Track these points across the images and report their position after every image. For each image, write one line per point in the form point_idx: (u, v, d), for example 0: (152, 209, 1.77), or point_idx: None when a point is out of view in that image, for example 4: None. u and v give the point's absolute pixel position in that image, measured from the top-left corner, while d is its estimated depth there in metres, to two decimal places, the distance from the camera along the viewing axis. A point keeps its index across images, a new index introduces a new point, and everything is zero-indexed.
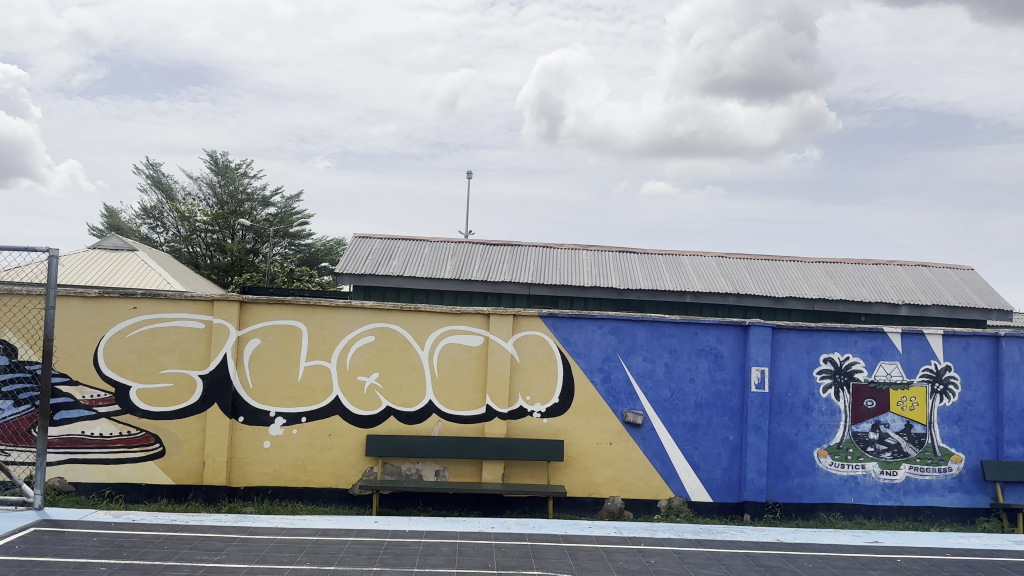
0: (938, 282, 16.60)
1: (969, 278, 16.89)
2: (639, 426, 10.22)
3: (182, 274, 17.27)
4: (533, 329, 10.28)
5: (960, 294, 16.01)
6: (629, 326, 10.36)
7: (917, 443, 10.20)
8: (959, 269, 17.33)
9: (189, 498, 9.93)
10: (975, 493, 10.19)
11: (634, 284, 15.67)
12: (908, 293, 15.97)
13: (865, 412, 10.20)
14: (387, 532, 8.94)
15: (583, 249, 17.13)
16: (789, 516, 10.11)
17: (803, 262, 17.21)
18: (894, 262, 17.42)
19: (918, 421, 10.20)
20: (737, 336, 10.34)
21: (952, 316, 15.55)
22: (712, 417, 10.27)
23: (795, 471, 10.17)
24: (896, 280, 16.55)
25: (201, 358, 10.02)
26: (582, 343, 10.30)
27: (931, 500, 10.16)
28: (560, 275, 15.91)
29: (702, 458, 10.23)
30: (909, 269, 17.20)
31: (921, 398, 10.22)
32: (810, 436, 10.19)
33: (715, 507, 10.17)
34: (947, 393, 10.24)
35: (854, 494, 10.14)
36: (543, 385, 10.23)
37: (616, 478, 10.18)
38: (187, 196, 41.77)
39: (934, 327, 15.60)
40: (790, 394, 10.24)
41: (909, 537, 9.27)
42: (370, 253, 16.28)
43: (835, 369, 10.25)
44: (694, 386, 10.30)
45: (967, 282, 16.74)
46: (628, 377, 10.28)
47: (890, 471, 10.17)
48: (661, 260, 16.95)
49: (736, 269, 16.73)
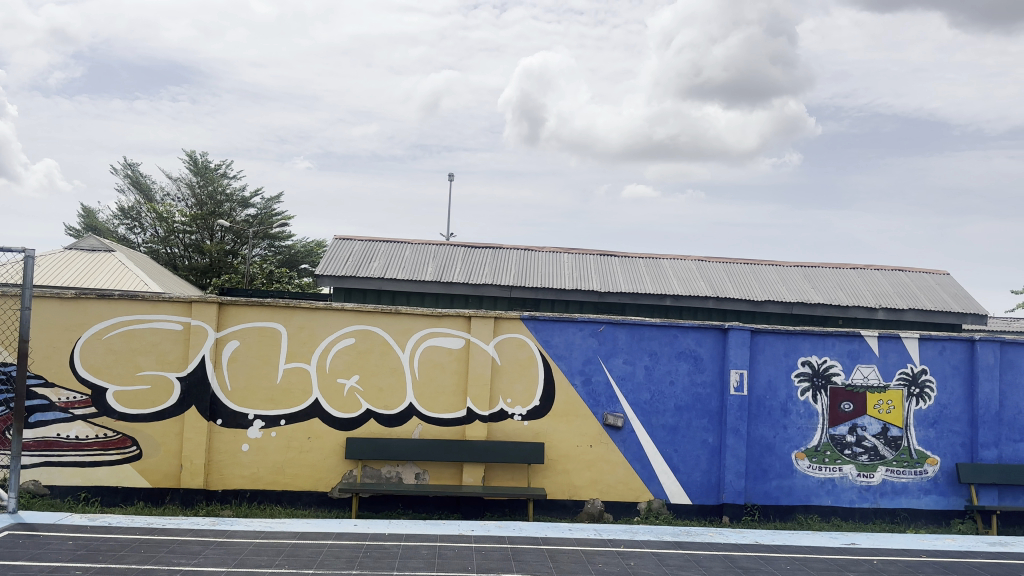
0: (915, 286, 16.80)
1: (945, 283, 17.12)
2: (619, 428, 10.24)
3: (160, 275, 17.09)
4: (514, 332, 10.28)
5: (936, 299, 16.21)
6: (609, 329, 10.39)
7: (894, 445, 10.30)
8: (935, 273, 17.55)
9: (166, 501, 9.82)
10: (950, 495, 10.30)
11: (615, 287, 15.71)
12: (884, 297, 16.13)
13: (842, 415, 10.30)
14: (366, 535, 8.90)
15: (564, 252, 17.17)
16: (767, 518, 10.18)
17: (781, 266, 17.35)
18: (871, 266, 17.60)
19: (894, 423, 10.31)
20: (717, 339, 10.40)
21: (929, 320, 15.74)
22: (692, 419, 10.32)
23: (773, 473, 10.25)
24: (873, 284, 16.73)
25: (178, 360, 9.92)
26: (563, 346, 10.32)
27: (907, 502, 10.27)
28: (541, 278, 15.92)
29: (681, 460, 10.27)
30: (886, 273, 17.39)
31: (897, 401, 10.33)
32: (788, 439, 10.27)
33: (694, 509, 10.21)
34: (923, 396, 10.36)
35: (831, 496, 10.22)
36: (524, 388, 10.23)
37: (597, 481, 10.19)
38: (165, 196, 41.36)
39: (910, 331, 15.78)
40: (768, 396, 10.32)
41: (886, 539, 9.38)
42: (351, 255, 16.21)
43: (812, 372, 10.33)
44: (674, 389, 10.35)
45: (943, 286, 16.98)
46: (609, 380, 10.31)
47: (866, 474, 10.27)
48: (641, 263, 17.03)
49: (715, 272, 16.85)
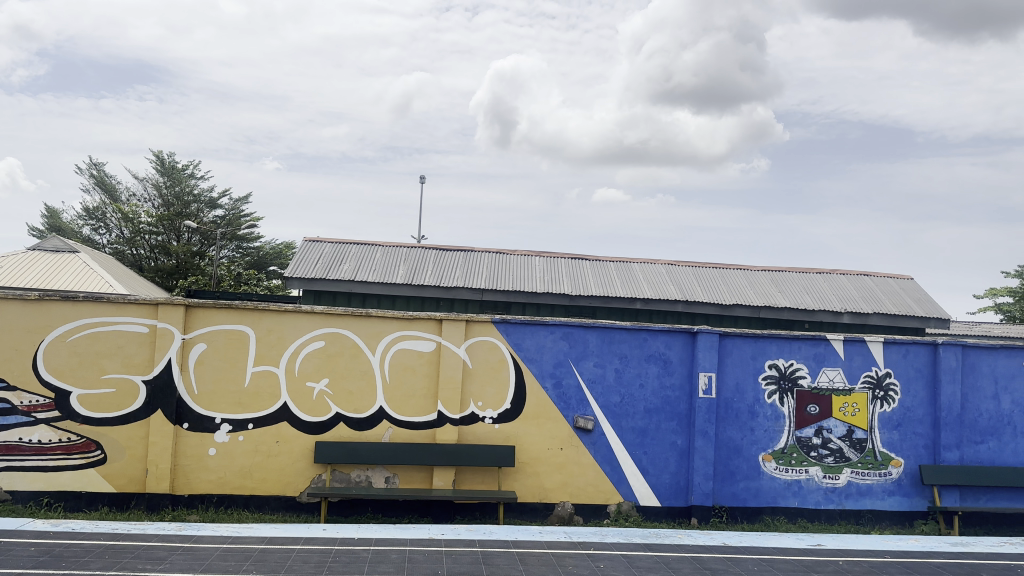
0: (880, 290, 17.09)
1: (908, 287, 17.43)
2: (590, 431, 10.27)
3: (126, 277, 16.82)
4: (485, 335, 10.27)
5: (900, 303, 16.50)
6: (580, 332, 10.42)
7: (859, 447, 10.46)
8: (899, 278, 17.86)
9: (131, 506, 9.65)
10: (913, 496, 10.48)
11: (586, 291, 15.77)
12: (850, 301, 16.39)
13: (808, 418, 10.44)
14: (335, 539, 8.83)
15: (535, 256, 17.21)
16: (734, 520, 10.28)
17: (749, 270, 17.56)
18: (837, 270, 17.87)
19: (859, 426, 10.47)
20: (686, 342, 10.49)
21: (893, 323, 16.02)
22: (662, 422, 10.39)
23: (740, 475, 10.35)
24: (839, 289, 16.99)
25: (144, 363, 9.75)
26: (534, 349, 10.33)
27: (872, 503, 10.43)
28: (512, 281, 15.93)
29: (650, 462, 10.34)
30: (851, 277, 17.67)
31: (862, 403, 10.49)
32: (755, 441, 10.38)
33: (663, 511, 10.27)
34: (887, 398, 10.53)
35: (797, 497, 10.35)
36: (495, 391, 10.22)
37: (567, 484, 10.21)
38: (131, 197, 40.71)
39: (874, 335, 16.05)
40: (736, 399, 10.42)
41: (851, 540, 9.51)
42: (320, 257, 16.08)
43: (779, 375, 10.46)
44: (644, 392, 10.41)
45: (906, 291, 17.29)
46: (580, 383, 10.34)
47: (832, 475, 10.41)
48: (612, 267, 17.12)
49: (685, 276, 16.99)
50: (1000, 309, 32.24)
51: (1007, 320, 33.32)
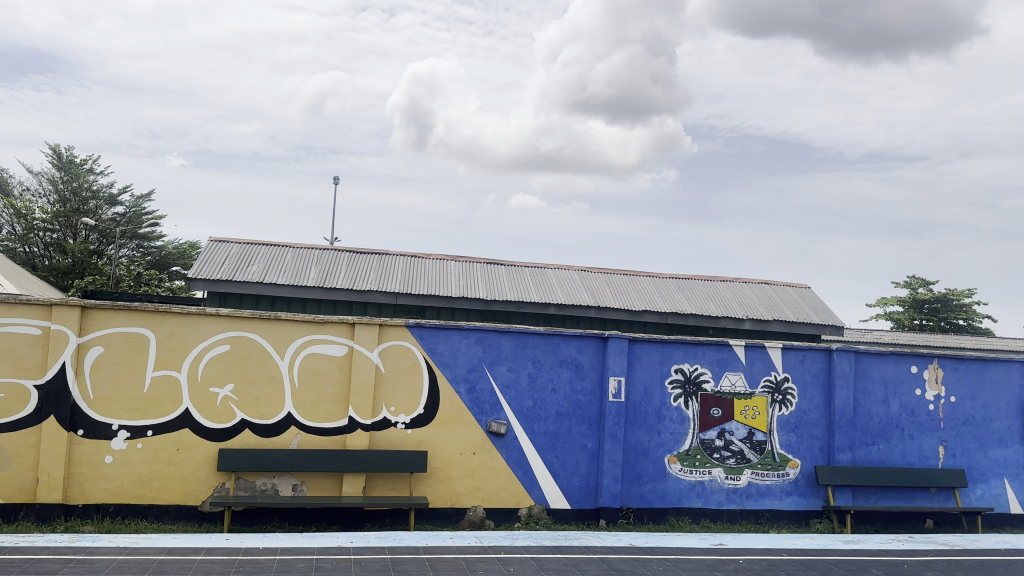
0: (779, 298, 17.85)
1: (805, 296, 18.28)
2: (502, 435, 10.32)
3: (17, 276, 15.87)
4: (398, 340, 10.18)
5: (797, 310, 17.28)
6: (494, 337, 10.47)
7: (759, 449, 10.88)
8: (797, 286, 18.70)
9: (19, 518, 9.11)
10: (809, 496, 10.97)
11: (500, 295, 15.84)
12: (751, 308, 17.05)
13: (712, 421, 10.80)
14: (240, 549, 8.57)
15: (450, 260, 17.19)
16: (641, 521, 10.52)
17: (658, 278, 18.03)
18: (740, 278, 18.58)
19: (759, 428, 10.90)
20: (597, 348, 10.68)
21: (791, 330, 16.75)
22: (572, 426, 10.54)
23: (647, 477, 10.61)
24: (742, 296, 17.66)
25: (35, 367, 9.23)
26: (447, 353, 10.31)
27: (770, 503, 10.87)
28: (426, 285, 15.85)
29: (561, 466, 10.47)
30: (753, 286, 18.40)
31: (762, 407, 10.93)
32: (662, 443, 10.66)
33: (572, 514, 10.42)
34: (785, 402, 11.01)
35: (701, 498, 10.69)
36: (407, 396, 10.14)
37: (479, 488, 10.23)
38: (23, 191, 38.45)
39: (774, 340, 16.75)
40: (644, 402, 10.68)
41: (751, 539, 9.88)
42: (227, 258, 15.59)
43: (685, 379, 10.78)
44: (555, 396, 10.54)
45: (804, 299, 18.12)
46: (493, 388, 10.38)
47: (733, 476, 10.80)
48: (526, 272, 17.27)
49: (597, 282, 17.31)
50: (889, 317, 34.17)
51: (897, 327, 35.33)
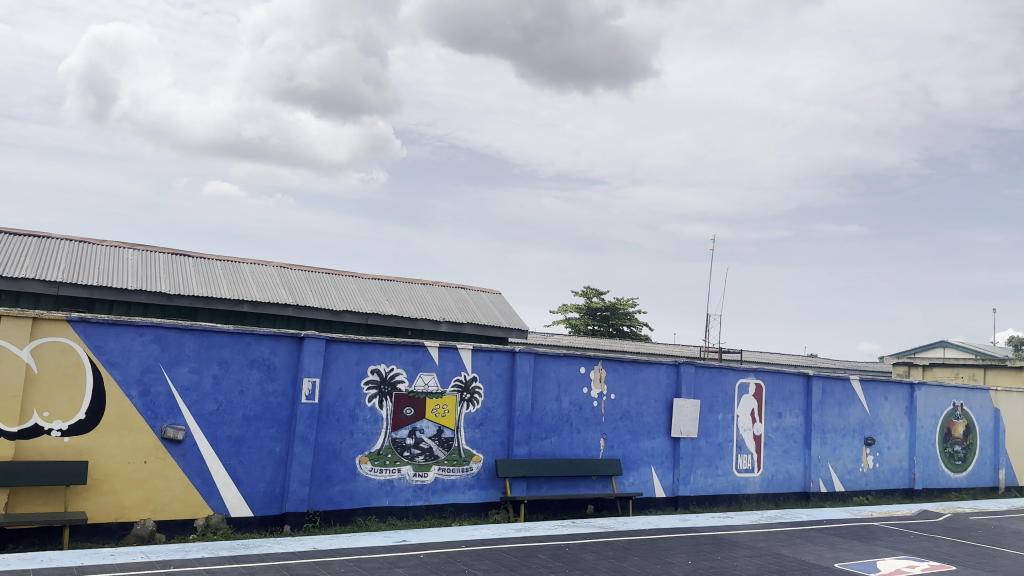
0: (473, 303, 18.88)
1: (497, 301, 19.56)
2: (180, 441, 9.59)
3: None
4: (56, 336, 8.97)
5: (489, 314, 18.43)
6: (176, 335, 9.69)
7: (446, 446, 11.41)
8: (490, 292, 19.92)
9: None
10: (489, 489, 11.74)
11: (187, 290, 14.74)
12: (448, 311, 17.83)
13: (403, 420, 11.07)
14: None
15: (129, 249, 15.63)
16: (328, 523, 10.45)
17: (360, 278, 18.08)
18: (438, 282, 19.33)
19: (447, 426, 11.42)
20: (292, 348, 10.39)
21: (482, 333, 17.81)
22: (260, 429, 10.14)
23: (336, 479, 10.57)
24: (439, 299, 18.38)
25: None
26: (118, 353, 9.33)
27: (454, 498, 11.44)
28: (98, 275, 14.22)
29: (246, 471, 10.02)
30: (450, 290, 19.25)
31: (451, 405, 11.46)
32: (353, 444, 10.69)
33: (255, 520, 10.03)
34: (472, 401, 11.66)
35: (389, 497, 10.91)
36: (66, 400, 8.98)
37: (149, 500, 9.40)
38: None
39: (467, 342, 17.67)
40: (337, 403, 10.63)
41: (434, 533, 10.31)
42: None
43: (380, 379, 10.93)
44: (243, 398, 10.05)
45: (496, 304, 19.37)
46: (172, 390, 9.60)
47: (421, 474, 11.19)
48: (219, 266, 16.29)
49: (296, 280, 16.88)
50: (568, 322, 37.97)
51: (575, 331, 39.36)
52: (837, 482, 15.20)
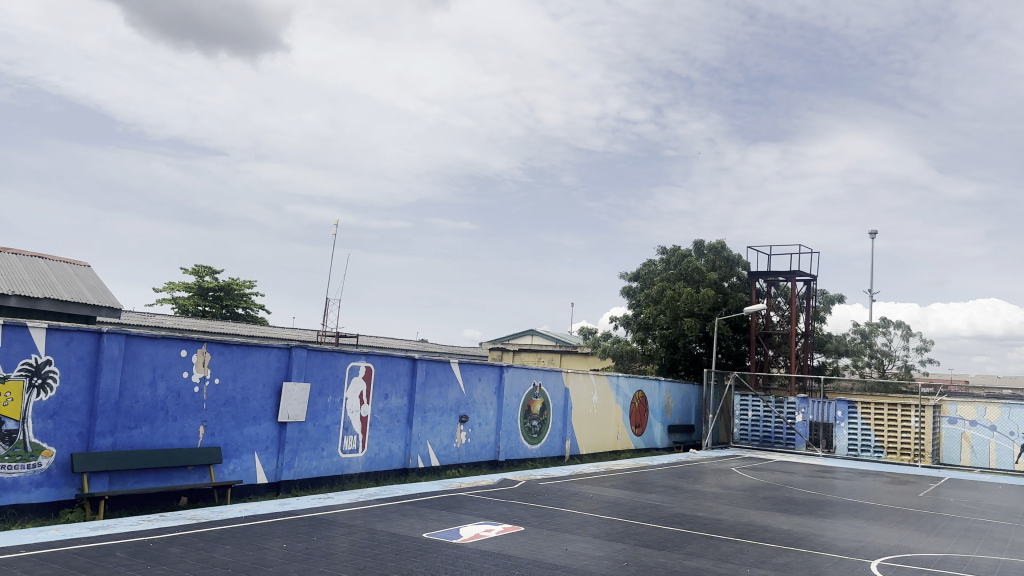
0: (53, 276, 16.83)
1: (84, 275, 17.65)
2: None
3: None
4: None
5: (73, 291, 16.64)
6: None
7: (6, 440, 9.72)
8: (74, 265, 17.85)
9: None
10: (61, 486, 10.25)
11: None
12: (18, 284, 15.67)
13: None
14: None
15: None
16: None
17: None
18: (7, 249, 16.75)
19: (8, 417, 9.73)
20: None
21: (63, 311, 16.02)
22: None
23: None
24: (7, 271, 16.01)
25: None
26: None
27: (14, 500, 9.77)
28: None
29: None
30: (23, 259, 16.82)
31: (15, 393, 9.80)
32: None
33: None
34: (44, 387, 10.11)
35: None
36: None
37: None
38: None
39: (42, 320, 15.70)
40: None
41: None
42: None
43: None
44: None
45: (82, 278, 17.47)
46: None
47: None
48: None
49: None
50: (175, 301, 34.96)
51: (182, 312, 36.38)
52: (433, 457, 16.43)
